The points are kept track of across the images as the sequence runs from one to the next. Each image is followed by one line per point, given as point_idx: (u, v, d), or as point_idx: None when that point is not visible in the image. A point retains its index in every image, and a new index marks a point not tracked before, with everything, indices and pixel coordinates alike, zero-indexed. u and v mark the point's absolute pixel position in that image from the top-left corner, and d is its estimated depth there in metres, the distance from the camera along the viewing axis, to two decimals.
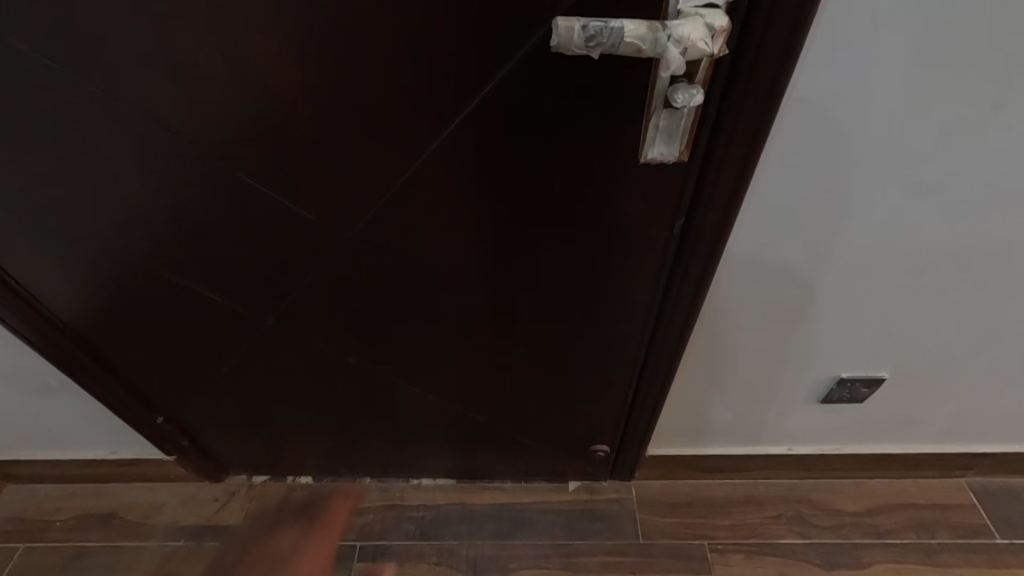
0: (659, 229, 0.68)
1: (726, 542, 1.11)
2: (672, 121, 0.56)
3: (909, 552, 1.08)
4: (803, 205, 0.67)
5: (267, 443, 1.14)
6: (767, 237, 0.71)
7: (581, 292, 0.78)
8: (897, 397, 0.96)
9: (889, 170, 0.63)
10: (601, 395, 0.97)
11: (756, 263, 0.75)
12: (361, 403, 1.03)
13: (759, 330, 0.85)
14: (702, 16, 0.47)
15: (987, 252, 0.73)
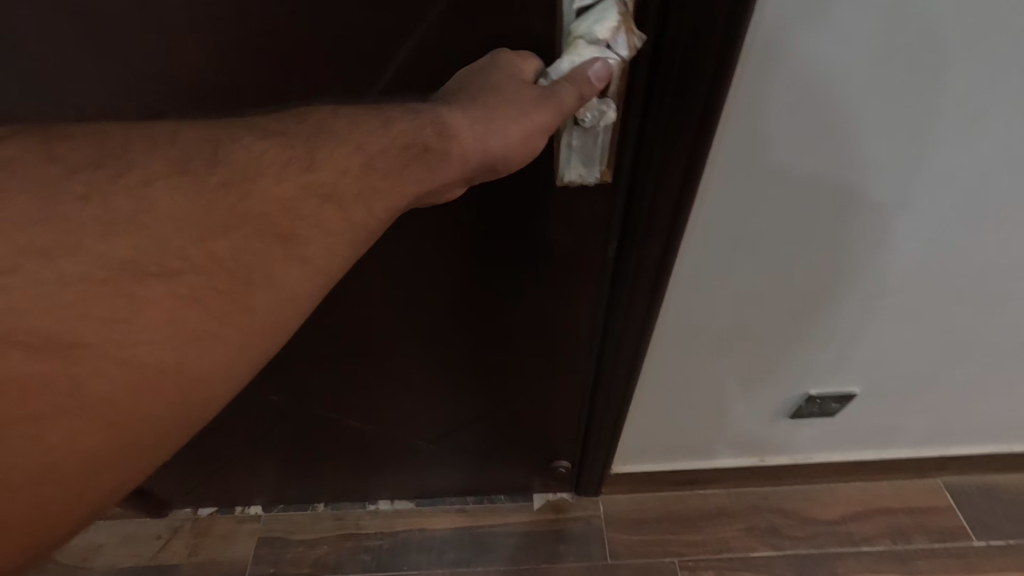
0: (595, 251, 0.62)
1: (696, 558, 1.06)
2: (587, 138, 0.50)
3: (883, 560, 1.05)
4: (754, 225, 0.61)
5: (207, 478, 1.05)
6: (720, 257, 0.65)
7: (521, 321, 0.72)
8: (870, 408, 0.91)
9: (846, 186, 0.57)
10: (555, 417, 0.91)
11: (711, 283, 0.68)
12: (301, 434, 0.96)
13: (720, 350, 0.79)
14: (582, 37, 0.44)
15: (964, 265, 0.66)
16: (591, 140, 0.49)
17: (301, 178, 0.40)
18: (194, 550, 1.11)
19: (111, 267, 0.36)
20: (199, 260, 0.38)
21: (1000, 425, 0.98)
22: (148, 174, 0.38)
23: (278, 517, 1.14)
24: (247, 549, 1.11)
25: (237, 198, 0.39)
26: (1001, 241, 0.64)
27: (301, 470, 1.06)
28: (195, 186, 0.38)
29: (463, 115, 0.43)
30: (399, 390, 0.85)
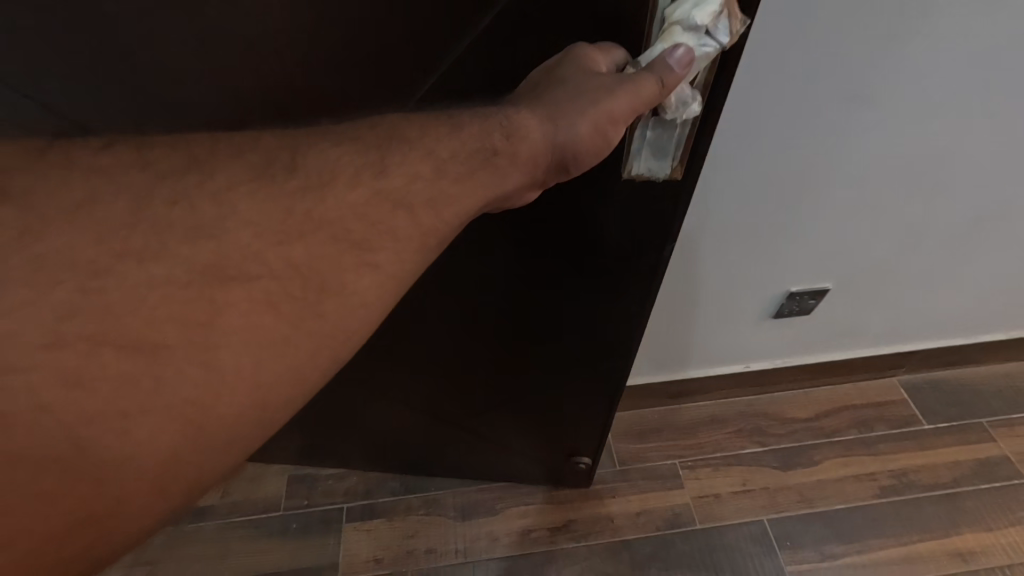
0: (650, 245, 0.63)
1: (695, 459, 1.18)
2: (663, 131, 0.51)
3: (853, 447, 1.20)
4: (746, 117, 0.71)
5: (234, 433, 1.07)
6: (724, 159, 0.75)
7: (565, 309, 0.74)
8: (839, 305, 1.04)
9: (817, 82, 0.68)
10: (580, 408, 0.92)
11: (715, 186, 0.79)
12: (333, 411, 0.99)
13: (718, 255, 0.90)
14: (677, 23, 0.43)
15: (917, 157, 0.79)
16: (667, 132, 0.51)
17: (376, 184, 0.35)
18: (226, 493, 1.14)
19: (195, 270, 0.31)
20: (280, 267, 0.32)
21: (942, 320, 1.14)
22: (232, 175, 0.33)
23: None
24: (279, 487, 1.15)
25: (312, 202, 0.33)
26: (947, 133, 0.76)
27: (327, 442, 1.08)
28: (273, 191, 0.33)
29: (530, 116, 0.42)
30: (437, 375, 0.88)
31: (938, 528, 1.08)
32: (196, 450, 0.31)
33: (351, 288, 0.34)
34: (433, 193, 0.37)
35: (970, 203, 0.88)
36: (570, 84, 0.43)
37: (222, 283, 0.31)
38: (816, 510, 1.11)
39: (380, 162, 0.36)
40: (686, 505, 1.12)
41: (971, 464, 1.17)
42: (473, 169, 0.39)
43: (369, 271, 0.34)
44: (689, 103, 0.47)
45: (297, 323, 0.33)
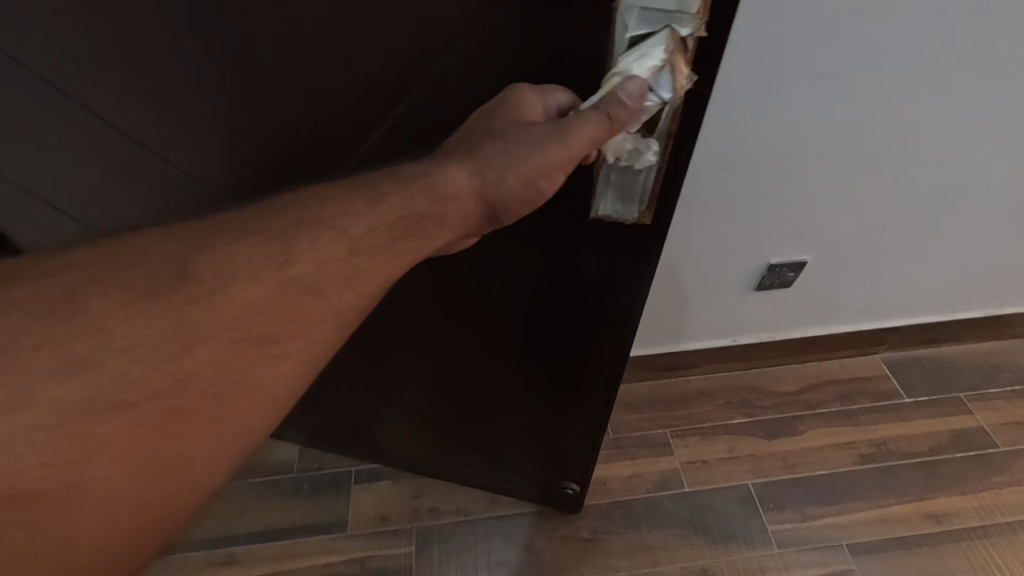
0: (625, 279, 0.63)
1: (685, 428, 1.24)
2: (625, 178, 0.53)
3: (836, 418, 1.26)
4: (717, 93, 0.79)
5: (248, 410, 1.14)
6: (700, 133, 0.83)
7: (546, 332, 0.75)
8: (819, 278, 1.10)
9: (777, 63, 0.76)
10: (562, 432, 0.92)
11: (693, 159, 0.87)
12: (335, 401, 1.04)
13: (699, 226, 0.97)
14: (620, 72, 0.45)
15: (880, 132, 0.86)
16: (629, 179, 0.52)
17: (277, 276, 0.39)
18: None
19: (65, 412, 0.33)
20: (168, 385, 0.36)
21: (919, 295, 1.20)
22: (113, 300, 0.35)
23: None
24: (292, 451, 1.22)
25: (202, 311, 0.37)
26: (905, 109, 0.83)
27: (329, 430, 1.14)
28: (160, 304, 0.36)
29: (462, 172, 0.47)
30: (427, 380, 0.92)
31: (914, 492, 1.14)
32: (127, 522, 0.36)
33: (259, 380, 0.39)
34: (350, 271, 0.43)
35: (935, 176, 0.94)
36: (499, 139, 0.48)
37: (103, 415, 0.34)
38: (799, 475, 1.17)
39: (286, 252, 0.40)
40: (676, 470, 1.18)
41: (947, 434, 1.22)
42: (393, 240, 0.45)
43: (276, 358, 0.40)
44: (643, 152, 0.49)
45: (208, 419, 0.38)
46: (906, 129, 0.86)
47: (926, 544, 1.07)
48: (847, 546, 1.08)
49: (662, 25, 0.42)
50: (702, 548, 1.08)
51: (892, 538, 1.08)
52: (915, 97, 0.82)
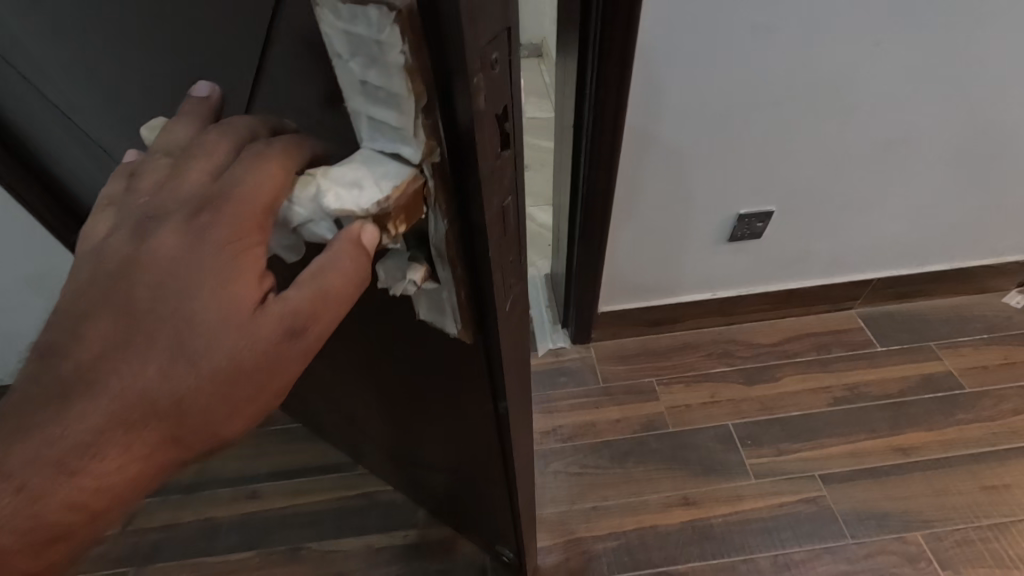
0: (469, 396, 0.54)
1: (669, 377, 1.34)
2: (429, 296, 0.41)
3: (812, 365, 1.34)
4: (675, 52, 0.87)
5: None
6: (662, 89, 0.92)
7: (424, 424, 0.68)
8: (788, 227, 1.20)
9: (724, 19, 0.84)
10: (472, 504, 0.86)
11: (658, 115, 0.95)
12: (301, 412, 1.06)
13: (670, 178, 1.07)
14: (321, 184, 0.31)
15: (825, 81, 0.94)
16: (430, 293, 0.40)
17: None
18: None
19: None
20: None
21: (888, 246, 1.29)
22: None
23: None
24: None
25: None
26: (847, 58, 0.92)
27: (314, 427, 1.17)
28: None
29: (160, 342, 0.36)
30: (352, 426, 0.90)
31: (883, 429, 1.22)
32: None
33: None
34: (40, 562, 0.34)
35: (886, 122, 1.03)
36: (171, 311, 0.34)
37: None
38: (775, 416, 1.26)
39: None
40: (661, 413, 1.27)
41: (917, 378, 1.31)
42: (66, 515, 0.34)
43: None
44: (404, 280, 0.38)
45: None
46: (853, 76, 0.94)
47: (893, 473, 1.15)
48: (819, 476, 1.16)
49: (393, 141, 0.30)
50: (683, 479, 1.17)
51: (861, 468, 1.16)
52: (854, 46, 0.90)
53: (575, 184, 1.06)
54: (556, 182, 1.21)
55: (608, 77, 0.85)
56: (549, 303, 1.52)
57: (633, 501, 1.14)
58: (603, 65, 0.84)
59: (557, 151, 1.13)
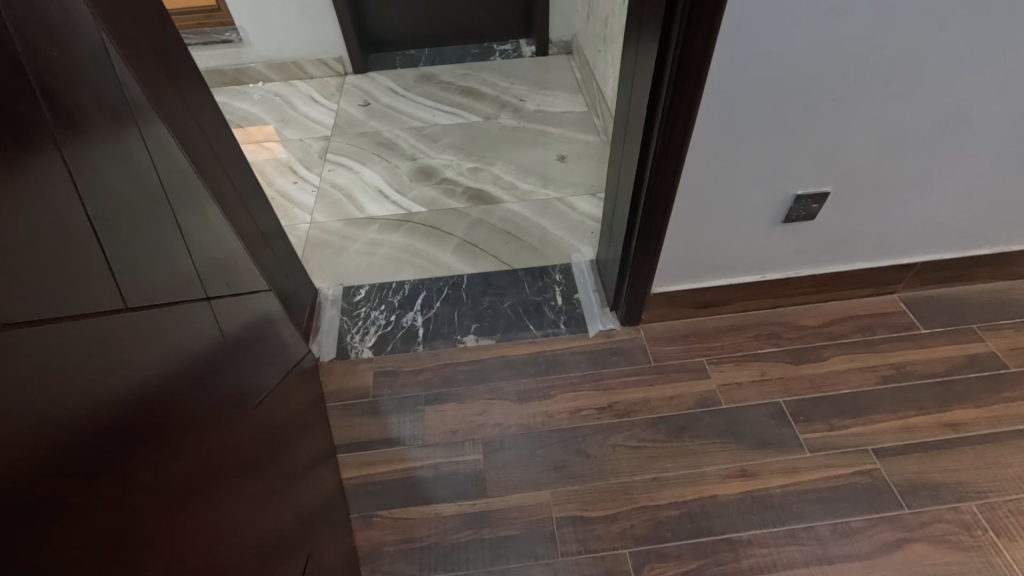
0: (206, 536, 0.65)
1: (718, 357, 1.38)
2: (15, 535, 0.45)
3: (859, 345, 1.38)
4: (753, 33, 0.91)
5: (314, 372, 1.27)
6: (735, 71, 0.95)
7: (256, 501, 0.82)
8: (838, 209, 1.24)
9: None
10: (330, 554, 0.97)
11: (730, 95, 0.99)
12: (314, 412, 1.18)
13: (733, 160, 1.11)
14: None
15: (889, 63, 0.98)
16: None
17: None
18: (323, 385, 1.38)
19: None
20: None
21: (932, 231, 1.33)
22: None
23: (387, 357, 1.43)
24: (366, 380, 1.39)
25: None
26: (914, 40, 0.96)
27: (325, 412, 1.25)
28: None
29: None
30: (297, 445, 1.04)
31: (932, 406, 1.26)
32: None
33: None
34: None
35: (941, 105, 1.07)
36: None
37: None
38: (826, 393, 1.30)
39: None
40: (713, 390, 1.32)
41: (962, 358, 1.34)
42: None
43: None
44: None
45: None
46: (915, 62, 0.99)
47: (944, 447, 1.19)
48: (872, 450, 1.19)
49: None
50: (739, 452, 1.20)
51: (913, 442, 1.20)
52: (922, 29, 0.94)
53: (640, 163, 1.10)
54: (619, 161, 1.25)
55: (691, 58, 0.91)
56: (597, 287, 1.56)
57: (692, 472, 1.18)
58: (687, 46, 0.88)
59: (624, 130, 1.18)
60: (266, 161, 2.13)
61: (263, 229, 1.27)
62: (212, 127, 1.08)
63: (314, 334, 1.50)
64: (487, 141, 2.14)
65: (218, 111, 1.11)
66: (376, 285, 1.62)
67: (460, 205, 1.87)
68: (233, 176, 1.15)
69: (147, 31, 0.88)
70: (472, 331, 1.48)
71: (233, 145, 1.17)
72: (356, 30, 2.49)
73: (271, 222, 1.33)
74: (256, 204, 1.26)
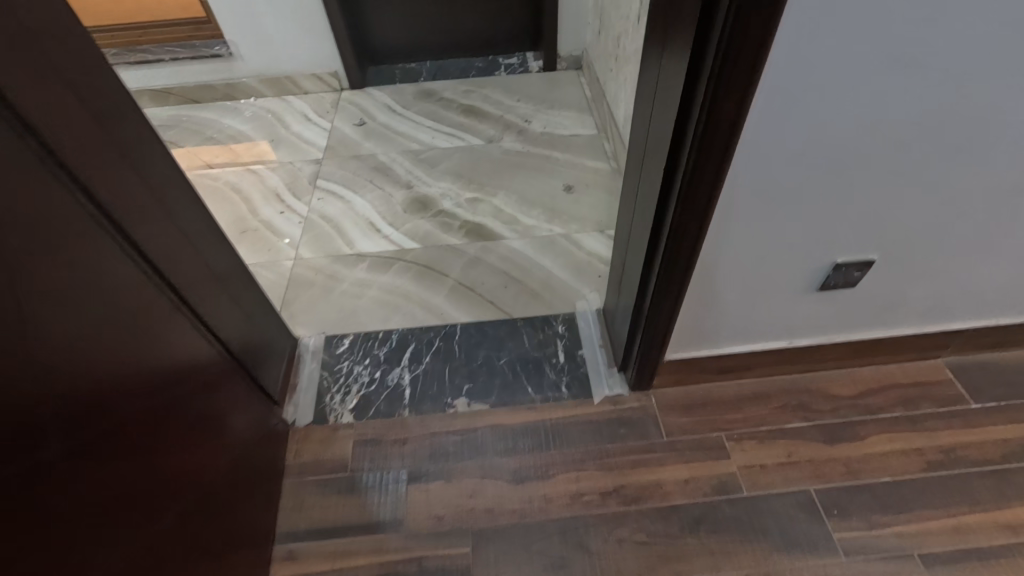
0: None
1: (740, 433, 1.22)
2: None
3: (900, 423, 1.22)
4: (798, 90, 0.76)
5: (264, 431, 1.20)
6: (771, 131, 0.81)
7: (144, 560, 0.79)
8: (882, 274, 1.08)
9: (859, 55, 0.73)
10: None
11: (762, 158, 0.84)
12: (254, 468, 1.13)
13: (763, 226, 0.96)
14: None
15: (955, 122, 0.83)
16: None
17: None
18: (297, 454, 1.26)
19: None
20: None
21: (986, 295, 1.16)
22: None
23: (370, 423, 1.29)
24: (345, 450, 1.25)
25: None
26: (988, 98, 0.80)
27: (271, 469, 1.19)
28: None
29: None
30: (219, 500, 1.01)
31: (987, 502, 1.09)
32: None
33: None
34: None
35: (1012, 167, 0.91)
36: None
37: None
38: (864, 482, 1.14)
39: None
40: (733, 474, 1.16)
41: (1020, 441, 1.18)
42: None
43: None
44: None
45: None
46: (985, 120, 0.83)
47: (1003, 556, 1.03)
48: (918, 556, 1.04)
49: None
50: (765, 554, 1.06)
51: (966, 549, 1.04)
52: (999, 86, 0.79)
53: (657, 222, 0.95)
54: (632, 210, 1.10)
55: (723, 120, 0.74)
56: (603, 342, 1.41)
57: None
58: (717, 103, 0.72)
59: (638, 179, 1.03)
60: (251, 186, 1.99)
61: (227, 284, 1.14)
62: (161, 178, 0.95)
63: (291, 392, 1.36)
64: (488, 168, 1.98)
65: (169, 158, 0.98)
66: (361, 333, 1.49)
67: (457, 241, 1.72)
68: (188, 227, 1.01)
69: (71, 82, 0.75)
70: (463, 393, 1.33)
71: (191, 194, 1.04)
72: (353, 44, 2.35)
73: (238, 276, 1.19)
74: (219, 257, 1.12)
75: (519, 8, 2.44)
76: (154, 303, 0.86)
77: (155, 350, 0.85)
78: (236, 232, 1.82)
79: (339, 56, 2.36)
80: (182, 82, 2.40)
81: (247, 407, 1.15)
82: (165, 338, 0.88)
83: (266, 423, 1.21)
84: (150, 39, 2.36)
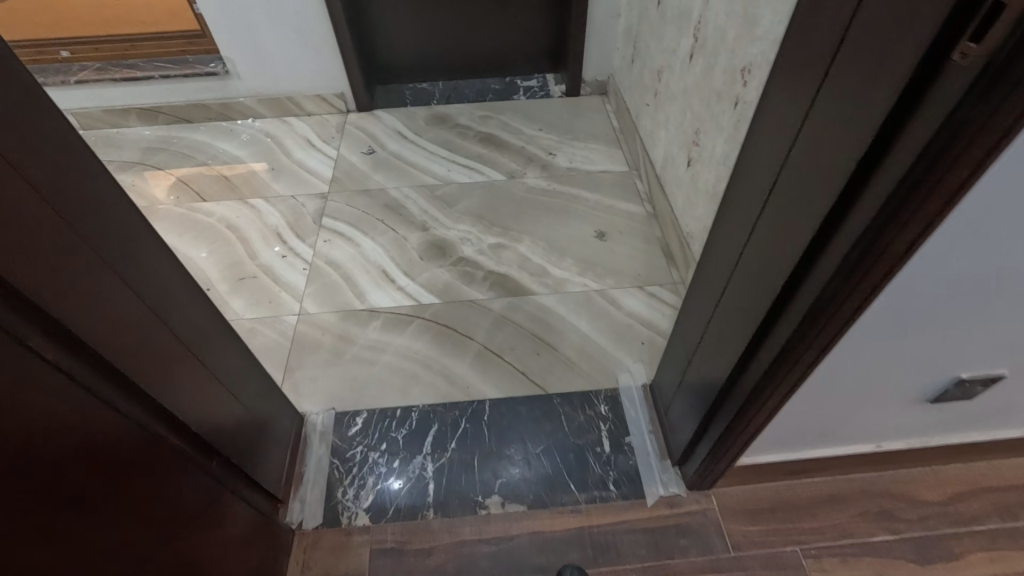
0: None
1: (818, 547, 1.06)
2: None
3: (1000, 539, 1.07)
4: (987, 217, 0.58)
5: (265, 539, 1.03)
6: (937, 257, 0.63)
7: None
8: (1004, 386, 0.92)
9: None
10: None
11: (916, 283, 0.67)
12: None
13: (889, 345, 0.79)
14: None
15: None
16: None
17: None
18: (305, 566, 1.08)
19: None
20: None
21: None
22: None
23: (390, 528, 1.12)
24: (361, 562, 1.08)
25: None
26: None
27: None
28: None
29: None
30: None
31: None
32: None
33: None
34: None
35: None
36: None
37: None
38: None
39: None
40: None
41: None
42: None
43: None
44: None
45: None
46: None
47: None
48: None
49: None
50: None
51: None
52: None
53: (758, 336, 0.78)
54: (713, 302, 0.92)
55: (885, 254, 0.56)
56: (653, 428, 1.24)
57: None
58: (886, 235, 0.54)
59: (726, 274, 0.85)
60: (249, 224, 1.80)
61: (222, 378, 0.96)
62: (148, 271, 0.77)
63: (296, 485, 1.18)
64: (511, 208, 1.81)
65: (159, 243, 0.80)
66: (375, 410, 1.31)
67: (480, 295, 1.55)
68: (175, 319, 0.83)
69: (25, 172, 0.57)
70: (496, 490, 1.17)
71: (184, 279, 0.87)
72: (361, 64, 2.16)
73: (235, 361, 1.02)
74: (214, 347, 0.95)
75: (537, 28, 2.27)
76: (126, 442, 0.69)
77: (118, 499, 0.68)
78: (232, 280, 1.63)
79: (346, 76, 2.17)
80: (173, 101, 2.19)
81: (245, 493, 0.98)
82: (133, 483, 0.71)
83: (267, 512, 1.05)
84: (137, 53, 2.16)
